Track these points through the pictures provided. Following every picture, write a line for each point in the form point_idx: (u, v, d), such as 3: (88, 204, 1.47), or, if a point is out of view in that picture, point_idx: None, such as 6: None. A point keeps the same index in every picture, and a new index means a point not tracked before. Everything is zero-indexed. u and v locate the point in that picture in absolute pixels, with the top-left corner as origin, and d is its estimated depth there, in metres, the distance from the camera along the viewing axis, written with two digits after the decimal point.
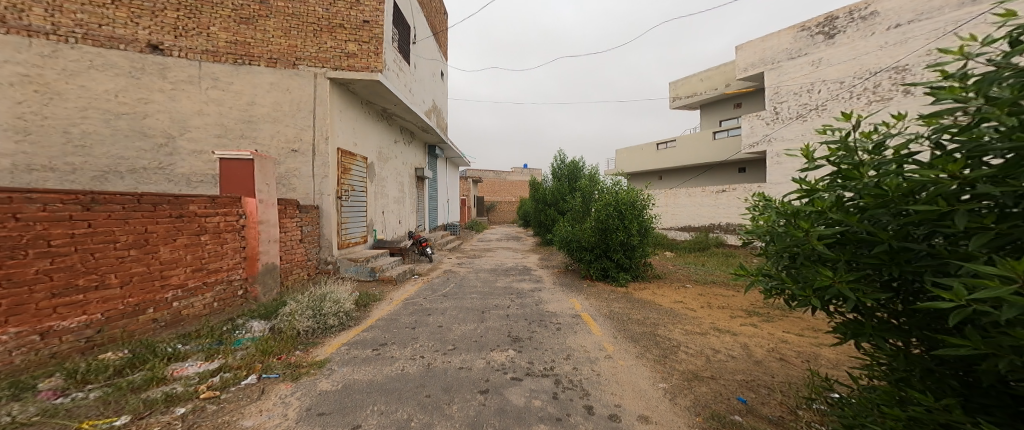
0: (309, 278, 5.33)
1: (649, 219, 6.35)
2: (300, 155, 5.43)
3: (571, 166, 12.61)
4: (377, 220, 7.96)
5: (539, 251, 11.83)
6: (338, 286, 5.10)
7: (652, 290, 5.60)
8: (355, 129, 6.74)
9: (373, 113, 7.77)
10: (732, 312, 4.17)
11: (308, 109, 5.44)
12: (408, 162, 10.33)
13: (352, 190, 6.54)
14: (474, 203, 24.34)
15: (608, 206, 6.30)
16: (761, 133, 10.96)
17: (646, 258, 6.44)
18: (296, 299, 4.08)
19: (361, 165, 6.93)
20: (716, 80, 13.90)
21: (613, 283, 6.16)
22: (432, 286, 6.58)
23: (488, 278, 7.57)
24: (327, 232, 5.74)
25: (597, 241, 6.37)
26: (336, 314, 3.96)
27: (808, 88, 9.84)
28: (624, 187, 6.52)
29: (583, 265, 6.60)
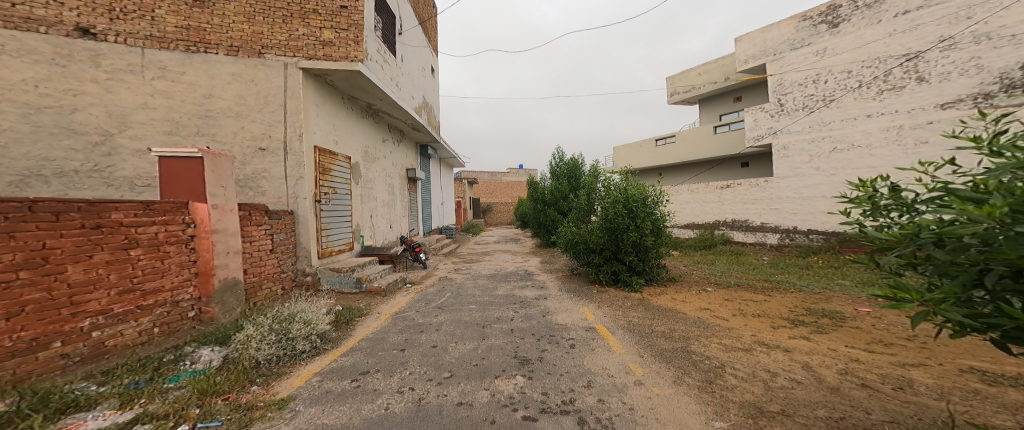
0: (283, 293, 4.66)
1: (663, 218, 5.72)
2: (269, 154, 4.79)
3: (570, 163, 12.06)
4: (366, 225, 7.31)
5: (539, 253, 11.25)
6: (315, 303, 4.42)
7: (673, 296, 5.03)
8: (336, 126, 6.12)
9: (357, 110, 7.18)
10: (775, 321, 3.60)
11: (278, 103, 4.83)
12: (398, 163, 9.70)
13: (333, 193, 5.89)
14: (470, 205, 23.72)
15: (616, 205, 5.73)
16: (765, 126, 10.46)
17: (660, 259, 5.88)
18: (259, 320, 3.40)
19: (344, 165, 6.30)
20: (714, 73, 13.50)
21: (626, 288, 5.60)
22: (425, 296, 5.95)
23: (487, 285, 6.94)
24: (305, 240, 5.08)
25: (606, 243, 5.83)
26: (306, 338, 3.27)
27: (814, 79, 9.39)
28: (632, 183, 5.97)
29: (591, 269, 6.04)
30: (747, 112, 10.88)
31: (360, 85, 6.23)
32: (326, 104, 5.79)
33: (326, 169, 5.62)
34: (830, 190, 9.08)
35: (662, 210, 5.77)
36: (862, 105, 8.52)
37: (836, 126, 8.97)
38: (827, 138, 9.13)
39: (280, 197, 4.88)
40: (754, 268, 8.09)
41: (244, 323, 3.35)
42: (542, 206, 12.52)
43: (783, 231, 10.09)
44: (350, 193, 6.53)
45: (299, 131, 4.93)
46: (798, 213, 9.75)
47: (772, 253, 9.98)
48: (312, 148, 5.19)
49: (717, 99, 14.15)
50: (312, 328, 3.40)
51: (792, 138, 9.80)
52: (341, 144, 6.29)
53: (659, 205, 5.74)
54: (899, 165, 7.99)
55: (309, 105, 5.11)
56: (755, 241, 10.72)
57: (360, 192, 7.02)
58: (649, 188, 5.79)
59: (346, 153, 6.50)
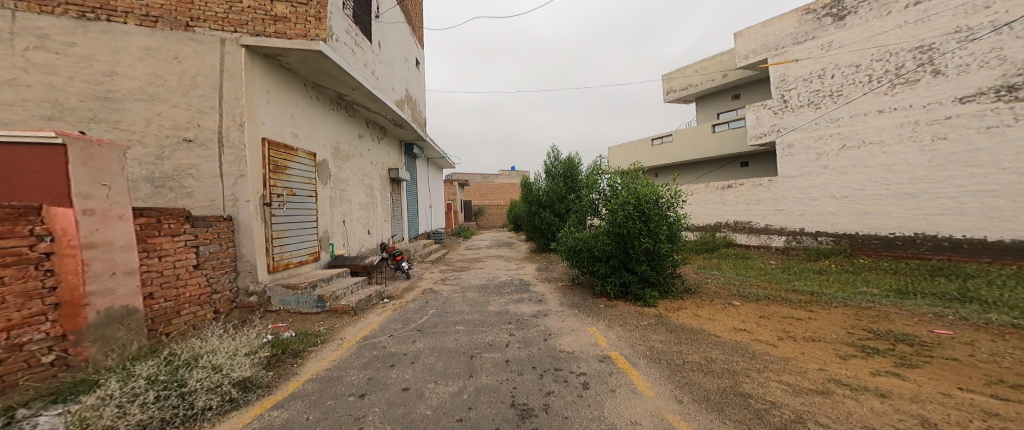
0: (213, 319, 3.69)
1: (679, 221, 4.94)
2: (196, 147, 3.91)
3: (566, 163, 11.33)
4: (337, 231, 6.33)
5: (534, 259, 10.45)
6: (250, 335, 3.45)
7: (696, 312, 4.30)
8: (296, 117, 5.23)
9: (325, 101, 6.25)
10: (840, 349, 2.87)
11: (211, 85, 4.01)
12: (379, 163, 8.80)
13: (292, 194, 4.94)
14: (461, 208, 22.83)
15: (625, 208, 4.94)
16: (769, 123, 10.02)
17: (676, 268, 5.15)
18: (150, 367, 2.45)
19: (307, 162, 5.38)
20: (711, 70, 13.18)
21: (638, 303, 4.86)
22: (404, 316, 5.03)
23: (477, 299, 6.07)
24: (248, 252, 4.13)
25: (614, 250, 5.08)
26: (212, 391, 2.34)
27: (820, 74, 8.96)
28: (643, 180, 5.23)
29: (597, 280, 5.34)
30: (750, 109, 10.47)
31: (324, 72, 5.38)
32: (282, 91, 4.92)
33: (280, 167, 4.71)
34: (840, 189, 8.63)
35: (677, 212, 4.99)
36: (873, 100, 8.05)
37: (846, 122, 8.49)
38: (835, 135, 8.68)
39: (214, 198, 3.98)
40: (768, 274, 7.49)
41: (120, 372, 2.39)
42: (538, 208, 11.71)
43: (790, 233, 9.60)
44: (316, 194, 5.59)
45: (239, 120, 4.10)
46: (804, 214, 9.27)
47: (780, 256, 9.46)
48: (260, 139, 4.36)
49: (714, 97, 13.92)
50: (225, 374, 2.47)
51: (796, 135, 9.35)
52: (304, 138, 5.40)
53: (674, 207, 4.96)
54: (914, 163, 7.53)
55: (252, 90, 4.27)
56: (759, 244, 10.21)
57: (329, 194, 6.09)
58: (662, 187, 5.01)
59: (311, 148, 5.59)
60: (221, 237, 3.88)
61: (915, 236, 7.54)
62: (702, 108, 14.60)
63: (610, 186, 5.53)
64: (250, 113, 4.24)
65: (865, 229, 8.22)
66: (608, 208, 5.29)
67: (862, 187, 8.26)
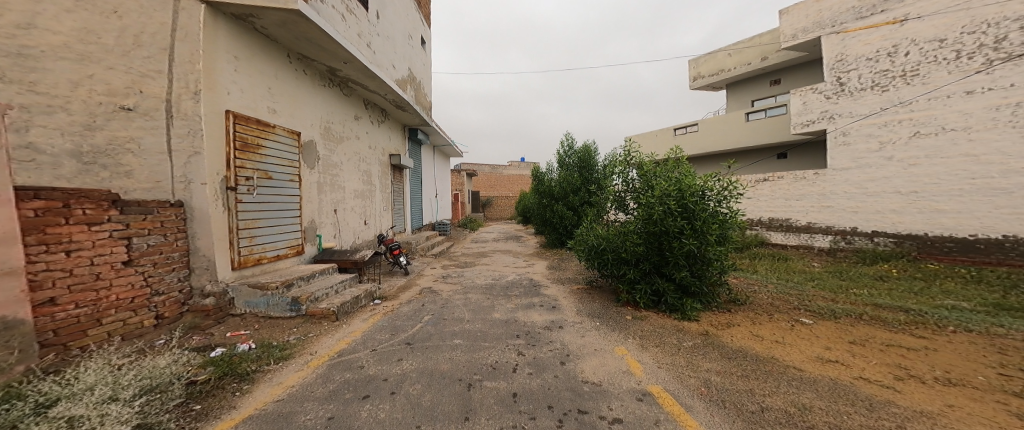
0: (148, 327, 2.94)
1: (729, 219, 4.00)
2: (139, 118, 2.99)
3: (583, 151, 10.40)
4: (326, 222, 5.54)
5: (546, 256, 9.70)
6: (183, 356, 2.69)
7: (753, 331, 3.39)
8: (274, 90, 4.46)
9: (313, 75, 5.44)
10: (1010, 403, 1.95)
11: (159, 44, 3.12)
12: (377, 147, 8.02)
13: (265, 176, 4.15)
14: (468, 198, 22.05)
15: (663, 203, 4.01)
16: (819, 109, 8.95)
17: (723, 275, 4.22)
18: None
19: (287, 141, 4.59)
20: (748, 53, 12.45)
21: (674, 315, 4.03)
22: (395, 322, 4.28)
23: (482, 303, 5.27)
24: (205, 245, 3.36)
25: (646, 252, 4.21)
26: None
27: (891, 51, 7.84)
28: (686, 168, 4.28)
29: (624, 286, 4.51)
30: (795, 93, 9.40)
31: (309, 40, 4.57)
32: (255, 59, 4.10)
33: (250, 144, 3.94)
34: (906, 184, 7.54)
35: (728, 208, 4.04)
36: (959, 79, 6.97)
37: (921, 106, 7.39)
38: (906, 121, 7.59)
39: (160, 180, 3.10)
40: (818, 280, 6.49)
41: None
42: (549, 201, 10.83)
43: (837, 233, 8.51)
44: (300, 178, 4.80)
45: (196, 87, 3.32)
46: (859, 212, 8.18)
47: (824, 258, 8.40)
48: (223, 112, 3.60)
49: (749, 81, 13.06)
50: None
51: (853, 122, 8.30)
52: (284, 114, 4.62)
53: (723, 201, 4.01)
54: (1009, 152, 6.48)
55: (214, 54, 3.51)
56: (798, 244, 9.14)
57: (317, 179, 5.28)
58: (711, 177, 4.06)
59: (294, 127, 4.82)
60: (164, 227, 3.08)
61: (1004, 239, 6.52)
62: (734, 96, 13.69)
63: (641, 175, 4.59)
64: (211, 81, 3.47)
65: (936, 230, 7.18)
66: (640, 202, 4.39)
67: (938, 182, 7.17)
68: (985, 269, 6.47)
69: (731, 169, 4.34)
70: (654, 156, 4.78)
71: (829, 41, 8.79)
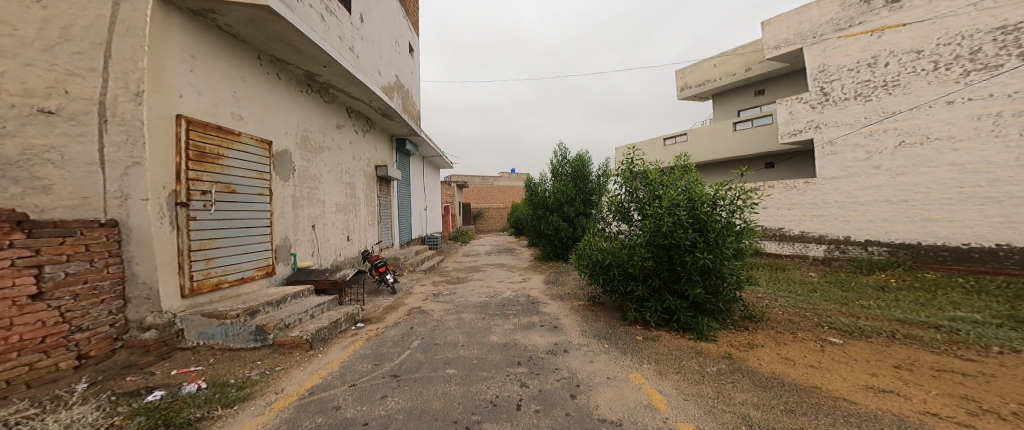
0: (65, 374, 2.36)
1: (744, 232, 3.65)
2: (60, 123, 2.59)
3: (577, 161, 10.20)
4: (302, 238, 5.04)
5: (540, 269, 9.29)
6: (102, 410, 2.13)
7: (780, 352, 3.07)
8: (240, 94, 4.01)
9: (289, 80, 5.04)
10: None
11: (92, 39, 2.71)
12: (362, 158, 7.58)
13: (228, 189, 3.65)
14: (459, 211, 21.55)
15: (673, 215, 3.65)
16: (805, 118, 8.94)
17: (738, 290, 3.88)
18: None
19: (256, 151, 4.11)
20: (733, 64, 12.64)
21: (689, 335, 3.71)
22: (376, 349, 3.80)
23: (476, 324, 4.84)
24: (146, 271, 2.81)
25: (655, 267, 3.82)
26: None
27: (870, 62, 7.93)
28: (695, 176, 3.94)
29: (632, 304, 4.14)
30: (779, 103, 9.45)
31: (281, 40, 4.17)
32: (217, 60, 3.68)
33: (210, 154, 3.44)
34: (896, 192, 7.53)
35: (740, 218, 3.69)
36: (939, 89, 7.05)
37: (903, 116, 7.46)
38: (891, 130, 7.62)
39: (88, 195, 2.65)
40: (821, 291, 6.34)
41: None
42: (544, 212, 10.46)
43: (831, 242, 8.42)
44: (270, 191, 4.31)
45: (138, 87, 2.82)
46: (850, 220, 8.13)
47: (820, 268, 8.28)
48: (175, 118, 3.11)
49: (734, 92, 13.25)
50: None
51: (840, 131, 8.28)
52: (252, 121, 4.15)
53: (736, 211, 3.68)
54: (994, 161, 6.51)
55: (164, 51, 3.05)
56: (793, 253, 9.03)
57: (291, 192, 4.83)
58: (723, 185, 3.71)
59: (264, 134, 4.36)
60: (89, 251, 2.53)
61: (997, 248, 6.49)
62: (720, 106, 13.84)
63: (647, 183, 4.23)
64: (160, 81, 3.00)
65: (930, 238, 7.13)
66: (646, 213, 4.02)
67: (927, 190, 7.17)
68: (982, 278, 6.40)
69: (744, 177, 3.91)
70: (658, 163, 4.42)
71: (810, 52, 8.92)
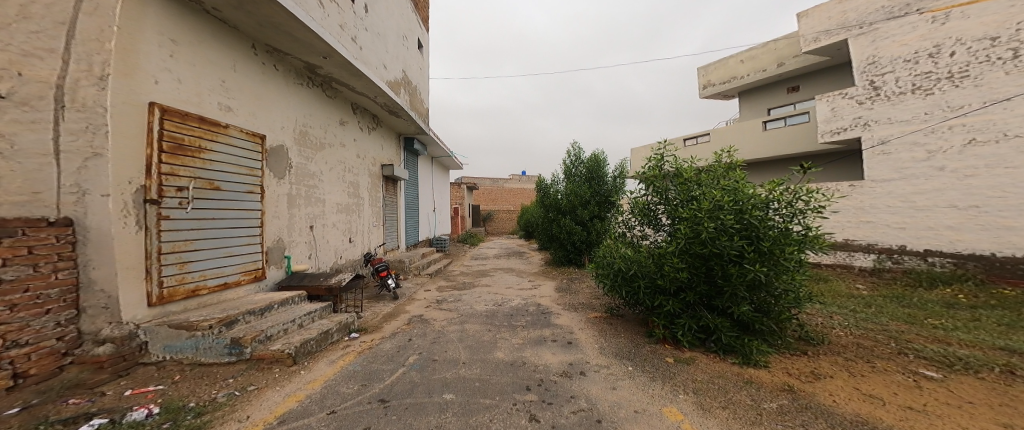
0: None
1: (806, 240, 2.99)
2: (11, 109, 2.23)
3: (591, 161, 9.63)
4: (298, 239, 4.73)
5: (552, 274, 8.79)
6: None
7: (858, 387, 2.50)
8: (230, 84, 3.70)
9: (287, 72, 4.75)
10: None
11: (53, 17, 2.38)
12: (367, 156, 7.30)
13: (213, 186, 3.34)
14: (470, 213, 21.21)
15: (714, 219, 3.05)
16: (850, 115, 8.08)
17: (794, 309, 3.24)
18: None
19: (246, 145, 3.78)
20: (762, 60, 11.81)
21: (730, 358, 3.15)
22: (368, 367, 3.39)
23: (480, 337, 4.39)
24: (104, 277, 2.50)
25: (691, 279, 3.25)
26: None
27: (933, 51, 7.03)
28: (743, 174, 3.27)
29: (661, 319, 3.59)
30: (819, 99, 8.56)
31: (276, 27, 3.85)
32: (203, 46, 3.39)
33: (189, 146, 3.13)
34: (964, 196, 6.60)
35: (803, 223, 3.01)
36: (1020, 80, 6.14)
37: (972, 110, 6.55)
38: (957, 126, 6.72)
39: (39, 190, 2.31)
40: (877, 308, 5.53)
41: None
42: (555, 214, 9.93)
43: (881, 251, 7.53)
44: (263, 189, 3.99)
45: (102, 70, 2.52)
46: (906, 228, 7.23)
47: (868, 279, 7.41)
48: (148, 106, 2.81)
49: (763, 89, 12.39)
50: None
51: (893, 128, 7.41)
52: (244, 113, 3.84)
53: (796, 216, 3.01)
54: None
55: (137, 34, 2.75)
56: (835, 263, 8.19)
57: (288, 190, 4.52)
58: (779, 185, 3.01)
59: (257, 127, 4.04)
60: (33, 255, 2.21)
61: None
62: (746, 104, 12.97)
63: (680, 183, 3.58)
64: (130, 65, 2.70)
65: (1006, 249, 6.20)
66: (679, 217, 3.41)
67: (1003, 194, 6.24)
68: None
69: (805, 174, 3.21)
70: (692, 158, 3.75)
71: (856, 43, 8.05)
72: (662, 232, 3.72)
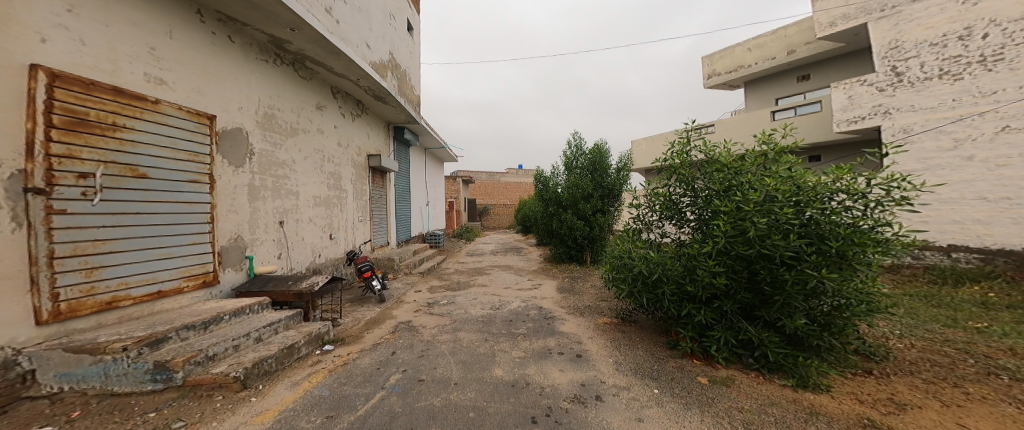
0: None
1: (885, 240, 2.32)
2: None
3: (593, 152, 9.02)
4: (264, 237, 4.07)
5: (552, 273, 8.21)
6: None
7: (964, 422, 1.93)
8: (164, 52, 2.99)
9: (246, 45, 4.03)
10: None
11: None
12: (350, 145, 6.62)
13: (139, 176, 2.68)
14: (465, 206, 20.52)
15: (765, 213, 2.41)
16: (869, 103, 7.45)
17: (858, 322, 2.60)
18: None
19: (185, 125, 3.08)
20: (771, 47, 11.24)
21: (783, 380, 2.54)
22: (336, 389, 2.78)
23: (475, 349, 3.78)
24: None
25: (729, 285, 2.59)
26: None
27: (963, 34, 6.37)
28: (797, 159, 2.62)
29: (689, 331, 2.95)
30: (834, 86, 7.86)
31: None
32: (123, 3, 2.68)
33: (97, 122, 2.45)
34: (994, 189, 6.07)
35: (884, 219, 2.32)
36: None
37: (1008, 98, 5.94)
38: (989, 114, 6.13)
39: None
40: (910, 309, 5.04)
41: None
42: (555, 209, 9.34)
43: None
44: (211, 177, 3.32)
45: None
46: (932, 222, 6.75)
47: (888, 276, 6.94)
48: (31, 69, 2.12)
49: (771, 78, 11.85)
50: None
51: (916, 117, 6.83)
52: (184, 87, 3.15)
53: (870, 209, 2.35)
54: None
55: None
56: None
57: (247, 180, 3.84)
58: (849, 172, 2.34)
59: (203, 106, 3.34)
60: None
61: None
62: (753, 94, 12.44)
63: (713, 170, 2.93)
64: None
65: None
66: (714, 211, 2.77)
67: None
68: None
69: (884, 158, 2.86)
70: (727, 142, 3.12)
71: (877, 27, 7.37)
72: (689, 229, 3.08)
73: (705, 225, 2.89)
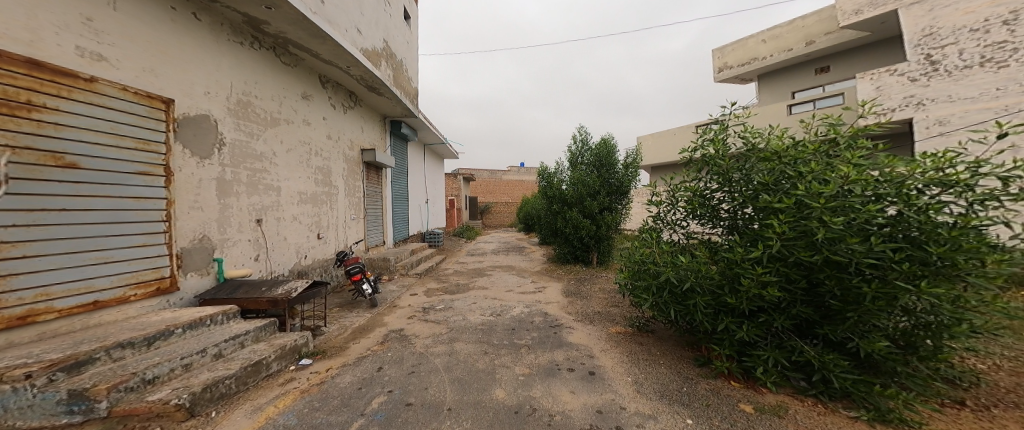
0: None
1: (1002, 244, 1.82)
2: None
3: (600, 148, 8.53)
4: (237, 237, 3.61)
5: (557, 274, 7.74)
6: None
7: None
8: (106, 24, 2.55)
9: (216, 23, 3.58)
10: None
11: None
12: (341, 138, 6.17)
13: (69, 168, 2.26)
14: (466, 204, 20.09)
15: (835, 210, 1.92)
16: (900, 95, 6.51)
17: (949, 343, 2.08)
18: None
19: (130, 107, 2.63)
20: (788, 39, 10.69)
21: (857, 412, 2.02)
22: (303, 415, 2.31)
23: (472, 365, 3.31)
24: None
25: (783, 299, 2.10)
26: None
27: (1008, 18, 5.53)
28: (875, 145, 2.14)
29: (727, 348, 2.44)
30: (860, 78, 6.92)
31: None
32: None
33: (6, 100, 2.01)
34: None
35: (997, 218, 1.84)
36: None
37: None
38: None
39: None
40: None
41: None
42: (560, 207, 8.84)
43: None
44: (166, 170, 2.87)
45: None
46: None
47: None
48: None
49: (787, 71, 11.29)
50: None
51: (954, 108, 5.90)
52: (131, 64, 2.70)
53: (979, 205, 1.86)
54: None
55: None
56: None
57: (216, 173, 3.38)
58: (952, 160, 1.87)
59: (159, 89, 2.90)
60: None
61: None
62: (767, 87, 11.88)
63: (758, 160, 2.45)
64: None
65: None
66: (762, 208, 2.29)
67: None
68: None
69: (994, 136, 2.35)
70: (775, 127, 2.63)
71: (908, 14, 6.52)
72: (726, 229, 2.61)
73: (748, 225, 2.41)
